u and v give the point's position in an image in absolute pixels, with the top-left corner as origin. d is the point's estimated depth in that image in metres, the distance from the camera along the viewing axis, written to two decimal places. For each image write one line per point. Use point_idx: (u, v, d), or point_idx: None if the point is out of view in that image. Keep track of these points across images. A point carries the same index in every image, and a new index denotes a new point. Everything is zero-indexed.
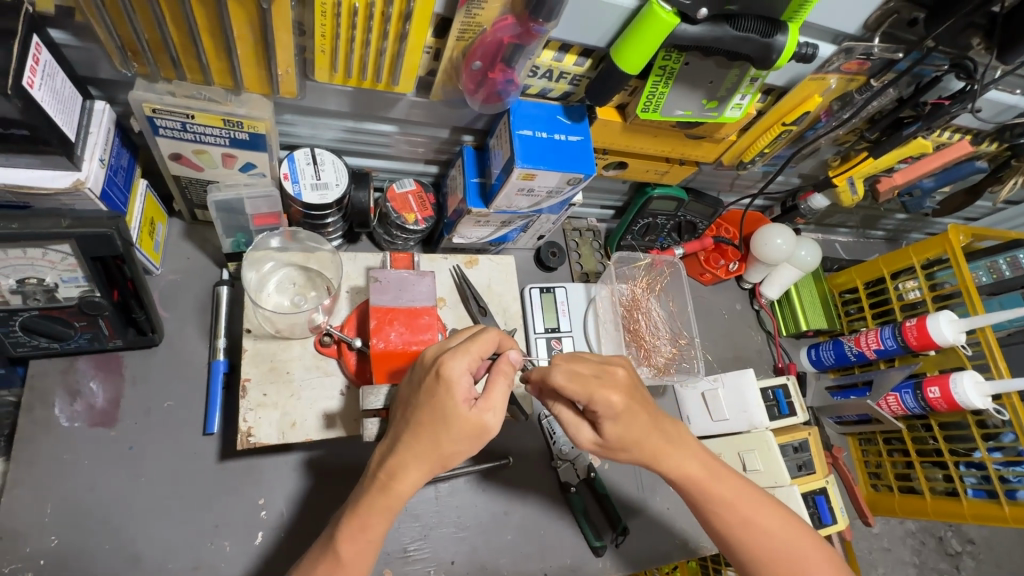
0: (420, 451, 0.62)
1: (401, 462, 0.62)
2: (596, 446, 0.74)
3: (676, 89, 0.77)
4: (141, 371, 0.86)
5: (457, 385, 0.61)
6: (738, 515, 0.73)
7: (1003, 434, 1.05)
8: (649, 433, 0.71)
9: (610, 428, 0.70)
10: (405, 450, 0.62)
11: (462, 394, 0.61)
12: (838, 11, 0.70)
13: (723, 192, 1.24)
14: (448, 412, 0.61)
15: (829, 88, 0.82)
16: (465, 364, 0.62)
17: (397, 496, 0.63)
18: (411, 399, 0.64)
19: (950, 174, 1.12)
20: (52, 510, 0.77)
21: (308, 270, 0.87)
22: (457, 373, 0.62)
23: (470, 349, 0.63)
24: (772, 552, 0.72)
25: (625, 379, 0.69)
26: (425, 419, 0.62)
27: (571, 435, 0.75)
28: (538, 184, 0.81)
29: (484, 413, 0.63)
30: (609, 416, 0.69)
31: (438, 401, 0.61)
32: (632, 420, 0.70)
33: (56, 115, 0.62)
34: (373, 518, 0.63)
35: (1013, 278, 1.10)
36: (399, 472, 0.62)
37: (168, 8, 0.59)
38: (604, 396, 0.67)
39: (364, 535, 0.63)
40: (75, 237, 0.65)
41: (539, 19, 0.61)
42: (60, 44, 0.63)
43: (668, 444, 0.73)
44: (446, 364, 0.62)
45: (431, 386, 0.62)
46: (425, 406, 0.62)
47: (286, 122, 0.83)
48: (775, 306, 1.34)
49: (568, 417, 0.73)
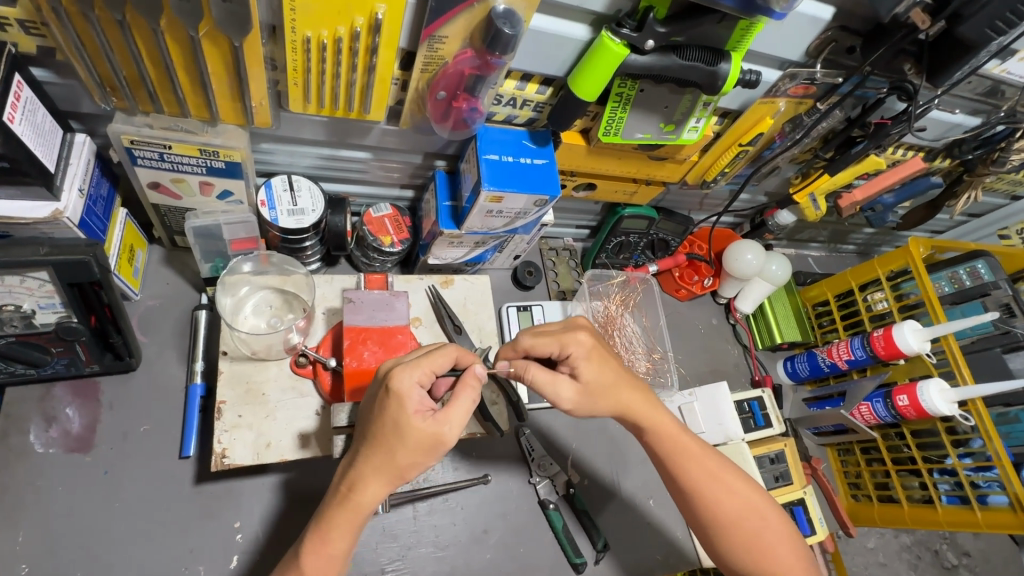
0: (378, 463, 0.63)
1: (361, 475, 0.63)
2: (579, 396, 0.74)
3: (634, 114, 0.81)
4: (119, 397, 0.87)
5: (409, 395, 0.63)
6: (655, 402, 0.78)
7: (972, 439, 1.07)
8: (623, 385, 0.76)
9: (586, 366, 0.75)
10: (363, 464, 0.63)
11: (412, 406, 0.63)
12: (778, 39, 0.74)
13: (693, 211, 1.28)
14: (398, 419, 0.62)
15: (779, 111, 0.88)
16: (415, 377, 0.64)
17: (357, 510, 0.64)
18: (368, 410, 0.66)
19: (908, 189, 1.16)
20: (24, 538, 0.77)
21: (285, 293, 0.89)
22: (407, 386, 0.63)
23: (422, 363, 0.65)
24: (680, 452, 0.77)
25: (593, 338, 0.77)
26: (379, 431, 0.63)
27: (551, 396, 0.75)
28: (506, 206, 0.85)
29: (442, 426, 0.63)
30: (580, 351, 0.75)
31: (389, 412, 0.63)
32: (599, 371, 0.75)
33: (36, 148, 0.65)
34: (335, 532, 0.64)
35: (973, 287, 1.13)
36: (359, 486, 0.63)
37: (144, 46, 0.62)
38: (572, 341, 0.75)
39: (325, 549, 0.64)
40: (52, 264, 0.67)
41: (496, 52, 0.65)
42: (43, 81, 0.67)
43: (638, 394, 0.77)
44: (396, 378, 0.63)
45: (382, 398, 0.64)
46: (377, 416, 0.64)
47: (263, 151, 0.86)
48: (750, 320, 1.37)
49: (543, 376, 0.74)
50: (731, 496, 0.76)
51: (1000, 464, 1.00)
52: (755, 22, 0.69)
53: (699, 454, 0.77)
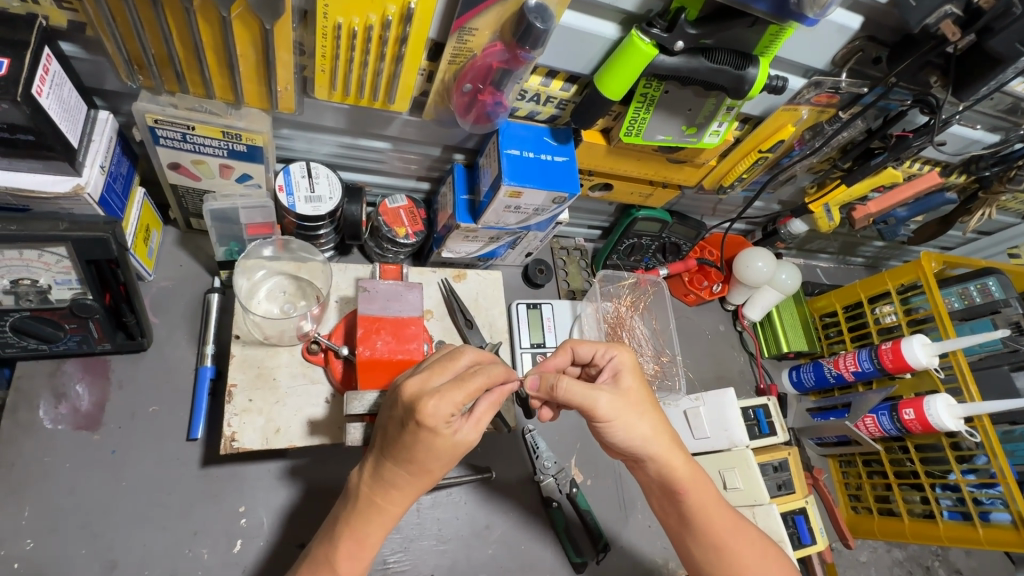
0: (407, 476, 0.65)
1: (392, 486, 0.66)
2: (613, 410, 0.72)
3: (656, 115, 0.81)
4: (128, 376, 0.87)
5: (445, 425, 0.61)
6: (691, 472, 0.76)
7: (976, 456, 1.06)
8: (659, 434, 0.74)
9: (628, 377, 0.75)
10: (395, 476, 0.65)
11: (445, 434, 0.61)
12: (806, 47, 0.74)
13: (706, 216, 1.29)
14: (434, 445, 0.62)
15: (801, 119, 0.88)
16: (448, 409, 0.61)
17: (389, 514, 0.67)
18: (396, 434, 0.63)
19: (922, 205, 1.15)
20: (29, 514, 0.77)
21: (299, 280, 0.89)
22: (440, 418, 0.61)
23: (453, 393, 0.61)
24: (713, 520, 0.76)
25: (636, 364, 0.77)
26: (412, 453, 0.63)
27: (585, 404, 0.71)
28: (524, 202, 0.85)
29: (471, 434, 0.64)
30: (621, 370, 0.76)
31: (422, 441, 0.61)
32: (638, 389, 0.75)
33: (62, 123, 0.65)
34: (370, 527, 0.67)
35: (983, 304, 1.13)
36: (392, 494, 0.66)
37: (174, 24, 0.62)
38: (618, 353, 0.78)
39: (361, 552, 0.66)
40: (71, 240, 0.67)
41: (526, 46, 0.65)
42: (70, 56, 0.67)
43: (679, 451, 0.75)
44: (429, 412, 0.60)
45: (412, 432, 0.61)
46: (409, 442, 0.62)
47: (284, 136, 0.86)
48: (757, 328, 1.37)
49: (579, 389, 0.71)
50: (751, 549, 0.76)
51: (1004, 481, 1.01)
52: (784, 28, 0.69)
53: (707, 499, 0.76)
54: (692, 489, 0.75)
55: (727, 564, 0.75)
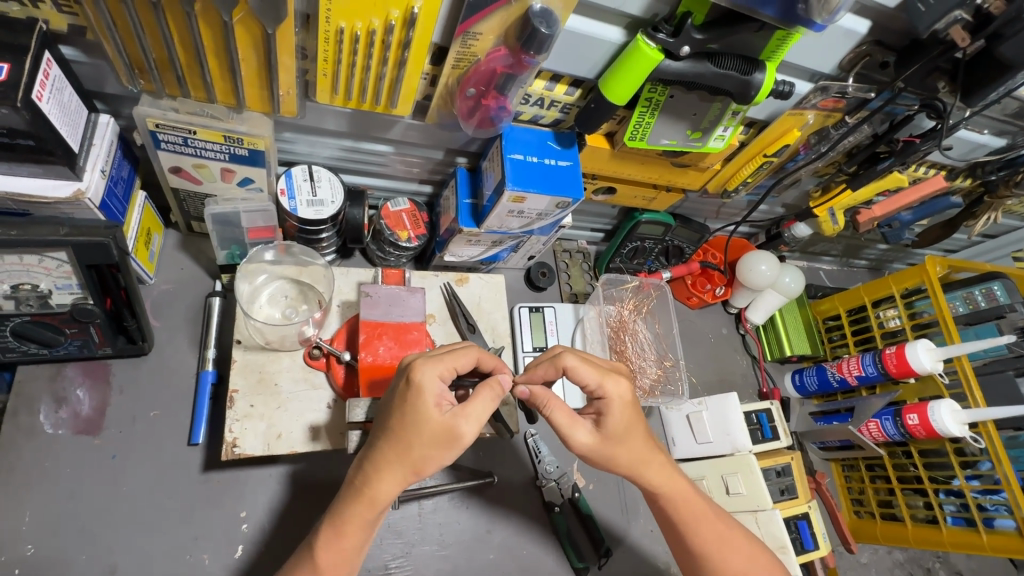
0: (391, 455, 0.63)
1: (375, 468, 0.63)
2: (595, 444, 0.72)
3: (661, 119, 0.80)
4: (129, 380, 0.87)
5: (429, 394, 0.63)
6: (673, 476, 0.77)
7: (981, 462, 1.06)
8: (642, 458, 0.74)
9: (615, 378, 0.75)
10: (380, 456, 0.63)
11: (432, 400, 0.62)
12: (813, 52, 0.74)
13: (710, 218, 1.28)
14: (417, 419, 0.62)
15: (807, 123, 0.87)
16: (436, 371, 0.64)
17: (372, 503, 0.63)
18: (388, 408, 0.65)
19: (927, 208, 1.15)
20: (30, 519, 0.77)
21: (301, 284, 0.88)
22: (428, 379, 0.63)
23: (443, 359, 0.65)
24: (688, 507, 0.77)
25: (632, 399, 0.72)
26: (398, 427, 0.62)
27: (567, 435, 0.72)
28: (528, 207, 0.84)
29: (457, 419, 0.63)
30: (607, 411, 0.72)
31: (409, 407, 0.62)
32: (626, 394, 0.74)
33: (62, 128, 0.64)
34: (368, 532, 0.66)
35: (988, 309, 1.12)
36: (374, 479, 0.63)
37: (175, 28, 0.61)
38: (612, 389, 0.72)
39: (339, 544, 0.64)
40: (71, 245, 0.66)
41: (531, 51, 0.64)
42: (70, 59, 0.66)
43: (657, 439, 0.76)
44: (418, 370, 0.63)
45: (402, 393, 0.63)
46: (397, 412, 0.63)
47: (286, 140, 0.86)
48: (760, 331, 1.36)
49: (563, 418, 0.71)
50: (717, 532, 0.77)
51: (1009, 487, 1.00)
52: (792, 33, 0.68)
53: (687, 499, 0.77)
54: (669, 493, 0.76)
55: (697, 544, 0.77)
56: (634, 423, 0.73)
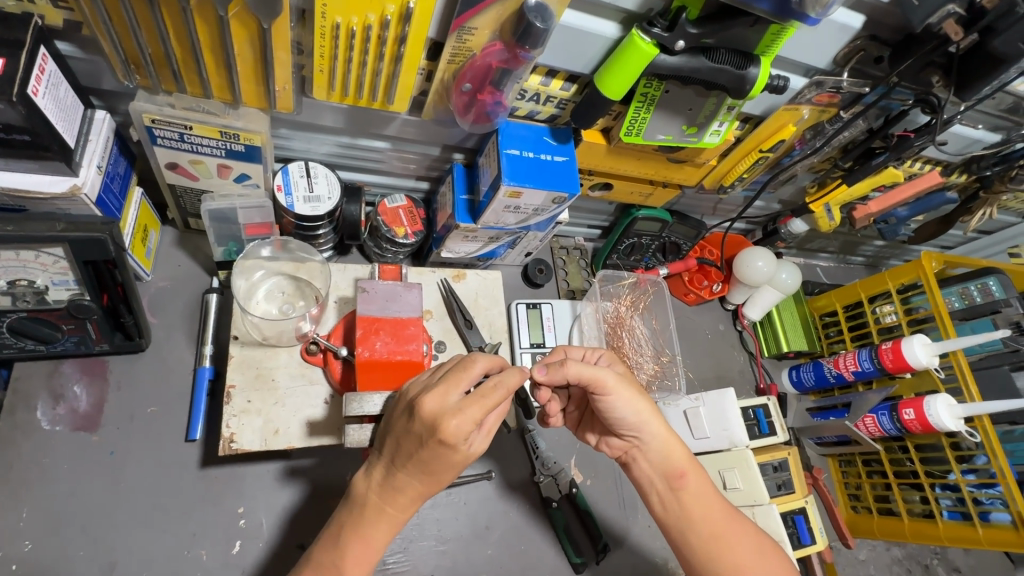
0: (420, 479, 0.66)
1: (401, 488, 0.66)
2: (617, 383, 0.76)
3: (657, 115, 0.80)
4: (126, 376, 0.87)
5: (464, 440, 0.63)
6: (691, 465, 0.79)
7: (976, 456, 1.06)
8: (652, 417, 0.78)
9: (614, 362, 0.84)
10: (405, 480, 0.66)
11: (463, 444, 0.63)
12: (808, 47, 0.74)
13: (706, 215, 1.28)
14: (452, 458, 0.64)
15: (802, 119, 0.88)
16: (471, 422, 0.62)
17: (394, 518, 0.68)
18: (412, 446, 0.63)
19: (922, 204, 1.15)
20: (27, 515, 0.77)
21: (298, 280, 0.88)
22: (463, 431, 0.62)
23: (474, 404, 0.62)
24: (716, 519, 0.77)
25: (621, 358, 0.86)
26: (427, 462, 0.63)
27: (591, 378, 0.74)
28: (524, 202, 0.84)
29: (481, 442, 0.67)
30: (612, 361, 0.84)
31: (443, 452, 0.62)
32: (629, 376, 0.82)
33: (58, 123, 0.64)
34: (372, 529, 0.67)
35: (983, 304, 1.13)
36: (399, 496, 0.66)
37: (171, 23, 0.62)
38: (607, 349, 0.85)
39: (366, 552, 0.66)
40: (68, 241, 0.66)
41: (526, 46, 0.64)
42: (66, 55, 0.66)
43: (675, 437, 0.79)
44: (452, 427, 0.61)
45: (434, 446, 0.62)
46: (427, 453, 0.63)
47: (282, 136, 0.86)
48: (757, 327, 1.36)
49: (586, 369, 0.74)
50: (754, 549, 0.75)
51: (1004, 481, 1.00)
52: (786, 28, 0.68)
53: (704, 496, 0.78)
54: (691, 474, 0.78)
55: (729, 565, 0.74)
56: (652, 419, 0.78)
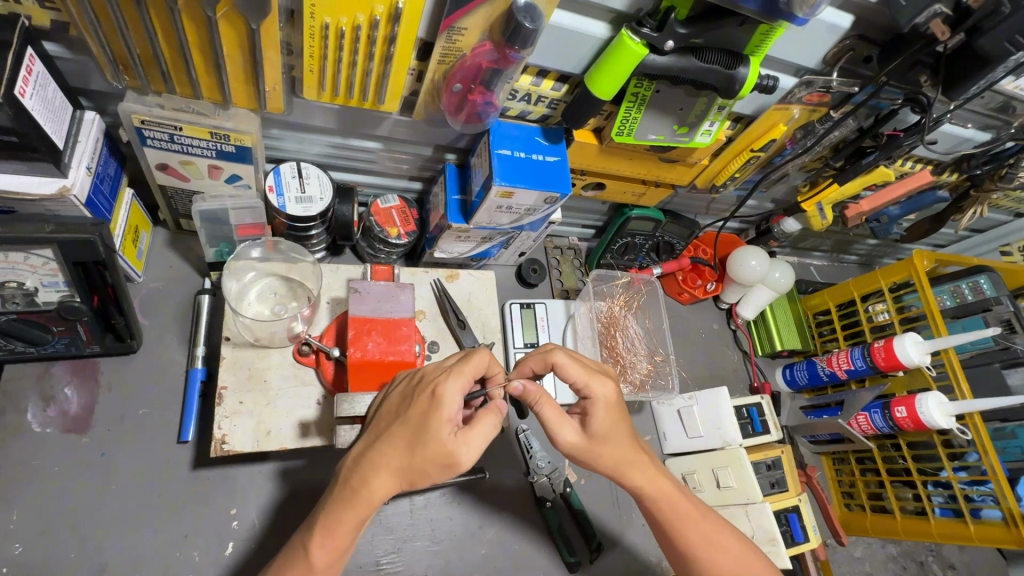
0: (395, 459, 0.63)
1: (373, 467, 0.62)
2: (582, 443, 0.72)
3: (647, 115, 0.81)
4: (118, 378, 0.87)
5: (450, 403, 0.63)
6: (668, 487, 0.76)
7: (968, 454, 1.08)
8: (629, 463, 0.74)
9: (602, 417, 0.71)
10: (379, 454, 0.63)
11: (449, 413, 0.63)
12: (797, 47, 0.75)
13: (700, 214, 1.29)
14: (433, 433, 0.62)
15: (793, 118, 0.88)
16: (459, 386, 0.64)
17: (367, 504, 0.63)
18: (400, 413, 0.65)
19: (914, 203, 1.16)
20: (18, 518, 0.76)
21: (290, 281, 0.88)
22: (450, 394, 0.63)
23: (465, 370, 0.65)
24: (694, 539, 0.75)
25: (618, 401, 0.72)
26: (409, 428, 0.63)
27: (552, 433, 0.72)
28: (516, 202, 0.85)
29: (461, 447, 0.63)
30: (597, 406, 0.72)
31: (426, 416, 0.62)
32: (614, 426, 0.72)
33: (46, 124, 0.64)
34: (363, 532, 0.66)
35: (974, 302, 1.13)
36: (371, 479, 0.62)
37: (159, 23, 0.61)
38: (598, 387, 0.72)
39: (334, 543, 0.63)
40: (57, 242, 0.66)
41: (515, 46, 0.64)
42: (54, 56, 0.66)
43: (646, 474, 0.75)
44: (442, 386, 0.63)
45: (422, 404, 0.63)
46: (412, 417, 0.63)
47: (273, 136, 0.86)
48: (751, 326, 1.37)
49: (553, 415, 0.71)
50: (729, 556, 0.75)
51: (995, 478, 1.01)
52: (775, 27, 0.69)
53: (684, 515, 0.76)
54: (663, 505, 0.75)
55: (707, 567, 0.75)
56: (626, 467, 0.73)
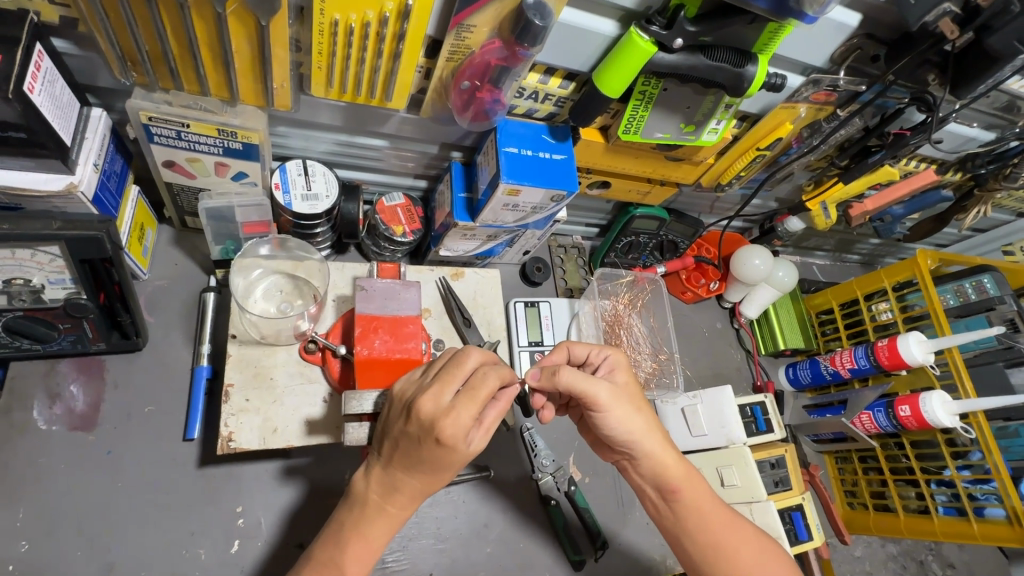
0: (420, 482, 0.66)
1: (400, 489, 0.66)
2: (611, 399, 0.72)
3: (654, 113, 0.81)
4: (124, 376, 0.87)
5: (464, 440, 0.63)
6: (690, 472, 0.77)
7: (971, 452, 1.08)
8: (652, 427, 0.75)
9: (623, 373, 0.77)
10: (402, 480, 0.66)
11: (464, 444, 0.63)
12: (805, 46, 0.75)
13: (704, 213, 1.29)
14: (453, 459, 0.64)
15: (799, 117, 0.88)
16: (469, 421, 0.62)
17: (394, 518, 0.67)
18: (412, 448, 0.64)
19: (917, 202, 1.16)
20: (24, 516, 0.76)
21: (296, 279, 0.88)
22: (462, 431, 0.62)
23: (472, 401, 0.63)
24: (715, 526, 0.75)
25: (630, 363, 0.79)
26: (426, 462, 0.64)
27: (584, 393, 0.72)
28: (523, 200, 0.85)
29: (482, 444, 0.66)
30: (616, 367, 0.78)
31: (441, 454, 0.63)
32: (632, 383, 0.77)
33: (54, 121, 0.64)
34: (376, 529, 0.67)
35: (978, 301, 1.14)
36: (398, 496, 0.67)
37: (168, 20, 0.61)
38: (613, 351, 0.79)
39: (366, 548, 0.66)
40: (65, 239, 0.66)
41: (525, 43, 0.64)
42: (62, 52, 0.66)
43: (670, 447, 0.76)
44: (453, 429, 0.61)
45: (433, 447, 0.62)
46: (426, 454, 0.63)
47: (279, 134, 0.86)
48: (754, 325, 1.37)
49: (578, 375, 0.72)
50: (750, 547, 0.75)
51: (998, 477, 1.01)
52: (784, 25, 0.68)
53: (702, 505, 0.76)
54: (687, 489, 0.76)
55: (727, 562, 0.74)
56: (651, 429, 0.75)
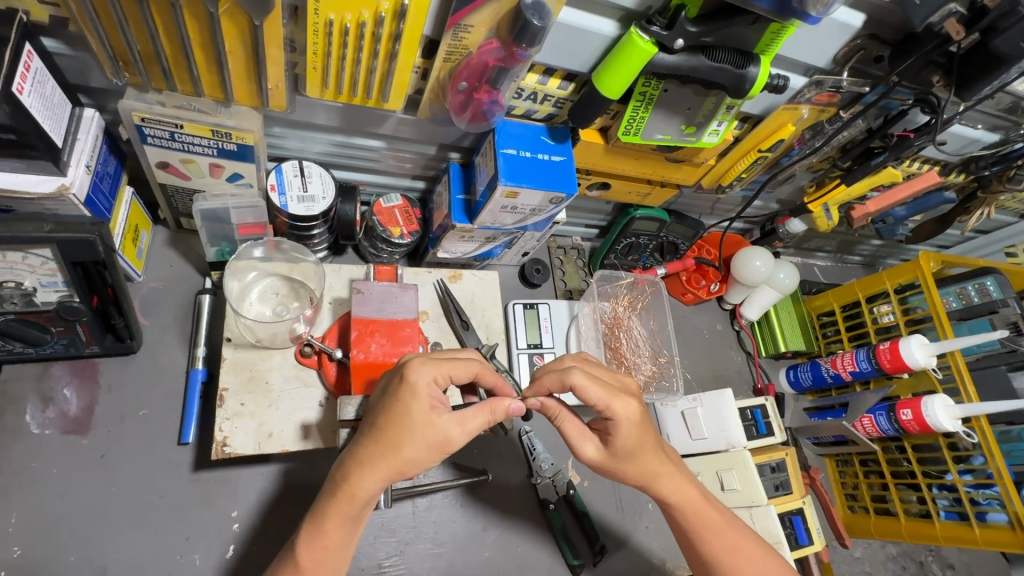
0: (377, 452, 0.61)
1: (359, 465, 0.62)
2: (601, 458, 0.73)
3: (655, 114, 0.79)
4: (118, 379, 0.86)
5: (424, 390, 0.62)
6: (687, 489, 0.76)
7: (973, 456, 1.06)
8: (651, 473, 0.74)
9: (623, 439, 0.70)
10: (363, 448, 0.62)
11: (425, 400, 0.62)
12: (808, 48, 0.74)
13: (705, 214, 1.27)
14: (409, 410, 0.61)
15: (801, 118, 0.87)
16: (432, 374, 0.63)
17: (352, 498, 0.62)
18: (378, 406, 0.64)
19: (920, 203, 1.14)
20: (17, 520, 0.75)
21: (291, 281, 0.88)
22: (422, 382, 0.62)
23: (441, 364, 0.65)
24: (716, 541, 0.76)
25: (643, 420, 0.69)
26: (385, 421, 0.61)
27: (575, 446, 0.74)
28: (521, 202, 0.83)
29: (451, 427, 0.62)
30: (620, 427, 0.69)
31: (399, 404, 0.61)
32: (636, 445, 0.70)
33: (44, 122, 0.63)
34: (329, 526, 0.62)
35: (981, 304, 1.12)
36: (357, 475, 0.62)
37: (160, 20, 0.60)
38: (620, 409, 0.68)
39: (320, 540, 0.62)
40: (56, 242, 0.65)
41: (522, 44, 0.63)
42: (53, 52, 0.65)
43: (671, 482, 0.75)
44: (414, 371, 0.63)
45: (395, 391, 0.62)
46: (388, 408, 0.62)
47: (275, 135, 0.85)
48: (755, 327, 1.36)
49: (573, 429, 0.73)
50: (753, 565, 0.75)
51: (1001, 481, 1.00)
52: (786, 26, 0.67)
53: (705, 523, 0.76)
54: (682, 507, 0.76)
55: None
56: (646, 479, 0.74)
